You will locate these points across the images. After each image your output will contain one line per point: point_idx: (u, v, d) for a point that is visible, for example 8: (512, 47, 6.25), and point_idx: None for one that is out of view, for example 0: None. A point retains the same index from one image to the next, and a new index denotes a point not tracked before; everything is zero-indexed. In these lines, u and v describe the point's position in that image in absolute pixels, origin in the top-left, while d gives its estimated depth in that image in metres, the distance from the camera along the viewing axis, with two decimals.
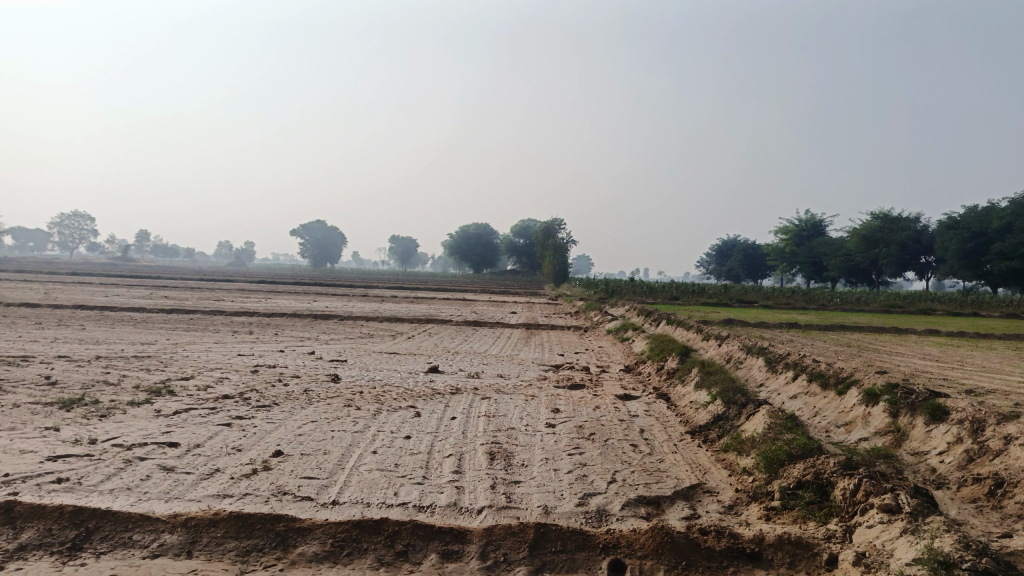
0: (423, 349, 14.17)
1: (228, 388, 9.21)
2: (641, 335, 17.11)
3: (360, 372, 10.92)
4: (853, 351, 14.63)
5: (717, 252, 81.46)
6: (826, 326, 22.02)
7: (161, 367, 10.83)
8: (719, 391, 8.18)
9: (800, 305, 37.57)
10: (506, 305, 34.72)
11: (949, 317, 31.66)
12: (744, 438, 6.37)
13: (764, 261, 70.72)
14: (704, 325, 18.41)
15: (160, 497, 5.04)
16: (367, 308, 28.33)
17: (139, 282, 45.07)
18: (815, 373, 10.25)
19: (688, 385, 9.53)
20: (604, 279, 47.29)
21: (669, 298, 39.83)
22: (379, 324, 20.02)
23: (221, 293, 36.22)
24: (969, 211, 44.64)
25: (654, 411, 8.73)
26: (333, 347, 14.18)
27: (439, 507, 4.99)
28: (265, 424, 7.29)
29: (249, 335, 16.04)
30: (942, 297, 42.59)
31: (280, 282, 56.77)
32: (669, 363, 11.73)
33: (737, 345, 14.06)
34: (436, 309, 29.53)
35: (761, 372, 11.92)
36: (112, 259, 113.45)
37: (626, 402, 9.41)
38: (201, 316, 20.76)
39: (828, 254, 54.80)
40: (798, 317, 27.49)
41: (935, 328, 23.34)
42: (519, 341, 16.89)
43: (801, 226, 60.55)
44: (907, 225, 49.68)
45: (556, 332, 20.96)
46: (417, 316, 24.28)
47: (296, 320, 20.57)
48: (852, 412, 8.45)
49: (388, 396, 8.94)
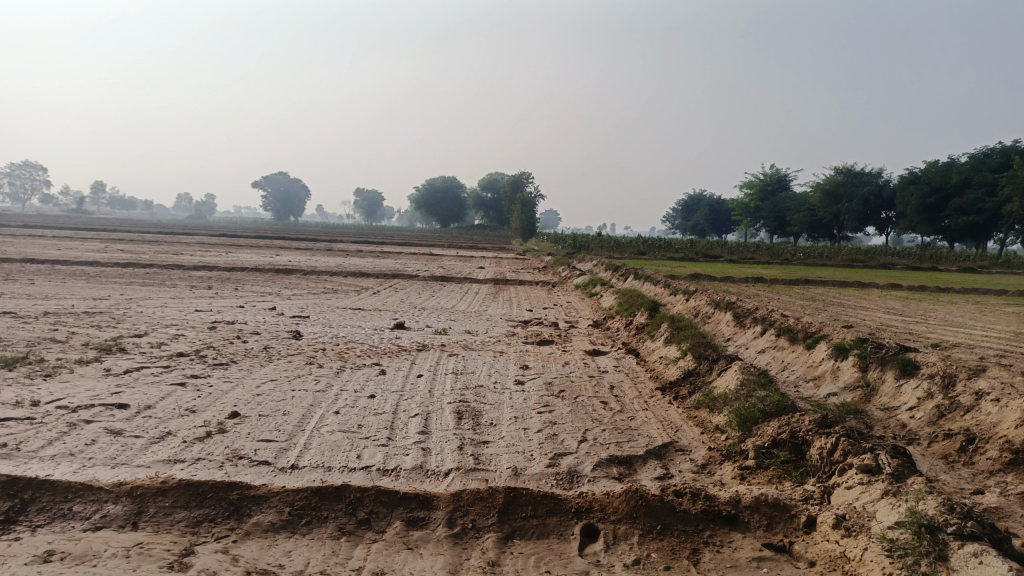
0: (388, 305, 13.86)
1: (183, 345, 8.85)
2: (609, 290, 16.98)
3: (322, 329, 10.59)
4: (818, 305, 14.66)
5: (683, 207, 81.68)
6: (790, 281, 22.12)
7: (113, 324, 10.39)
8: (690, 346, 8.05)
9: (765, 260, 37.82)
10: (473, 260, 34.38)
11: (909, 271, 32.10)
12: (717, 394, 6.24)
13: (729, 216, 71.12)
14: (671, 279, 18.33)
15: (105, 464, 4.75)
16: (331, 262, 27.80)
17: (95, 236, 43.71)
18: (784, 327, 10.20)
19: (658, 341, 9.41)
20: (571, 234, 47.11)
21: (635, 252, 39.81)
22: (342, 279, 19.58)
23: (179, 246, 35.29)
24: (930, 166, 45.07)
25: (624, 367, 8.59)
26: (296, 302, 13.80)
27: (404, 470, 4.78)
28: (221, 383, 6.97)
29: (208, 290, 15.54)
30: (902, 251, 43.23)
31: (242, 236, 55.61)
32: (637, 318, 11.60)
33: (705, 299, 14.01)
34: (402, 263, 29.09)
35: (729, 327, 11.86)
36: (67, 212, 110.12)
37: (596, 358, 9.27)
38: (158, 270, 20.11)
39: (793, 208, 55.22)
40: (763, 271, 27.63)
41: (896, 282, 23.61)
42: (486, 297, 16.66)
43: (767, 180, 60.80)
44: (869, 180, 50.08)
45: (523, 286, 20.74)
46: (381, 271, 23.86)
47: (258, 275, 20.04)
48: (822, 366, 8.39)
49: (351, 353, 8.65)
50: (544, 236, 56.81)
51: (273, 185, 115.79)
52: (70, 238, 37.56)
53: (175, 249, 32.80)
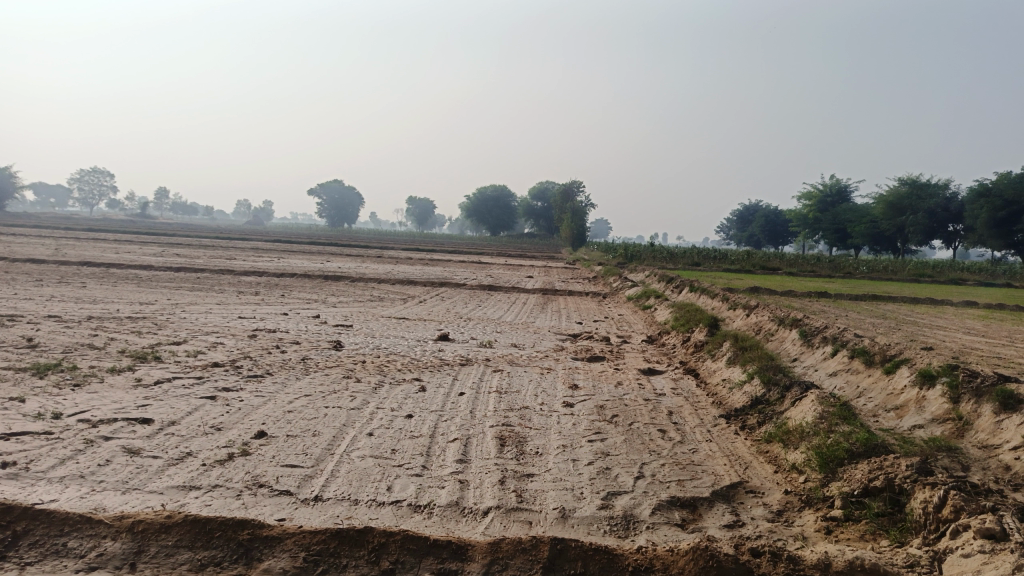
0: (433, 315, 13.45)
1: (220, 354, 8.53)
2: (663, 303, 16.29)
3: (364, 339, 10.20)
4: (890, 324, 13.70)
5: (738, 217, 79.79)
6: (855, 296, 21.01)
7: (153, 330, 10.19)
8: (757, 369, 7.37)
9: (825, 273, 36.37)
10: (522, 269, 33.89)
11: (981, 288, 30.42)
12: (792, 426, 5.58)
13: (786, 228, 69.13)
14: (729, 293, 17.52)
15: (115, 488, 4.35)
16: (379, 269, 27.67)
17: (152, 239, 44.75)
18: (858, 349, 9.39)
19: (720, 361, 8.73)
20: (623, 244, 46.30)
21: (689, 264, 38.76)
22: (390, 287, 19.31)
23: (233, 251, 35.82)
24: (1002, 178, 42.85)
25: (683, 390, 7.94)
26: (340, 310, 13.49)
27: (438, 507, 4.26)
28: (252, 398, 6.59)
29: (254, 296, 15.40)
30: (972, 266, 41.14)
31: (295, 241, 56.38)
32: (695, 335, 10.92)
33: (767, 315, 13.20)
34: (450, 271, 28.79)
35: (795, 347, 11.06)
36: (130, 215, 113.92)
37: (651, 378, 8.63)
38: (208, 275, 20.16)
39: (854, 220, 53.22)
40: (824, 285, 26.45)
41: (970, 299, 22.22)
42: (535, 308, 16.14)
43: (826, 191, 58.86)
44: (936, 192, 47.92)
45: (574, 298, 20.14)
46: (429, 279, 23.57)
47: (306, 281, 19.91)
48: (904, 395, 7.61)
49: (391, 367, 8.20)
50: (595, 246, 56.07)
51: (328, 193, 117.68)
52: (129, 242, 38.44)
53: (229, 254, 33.21)
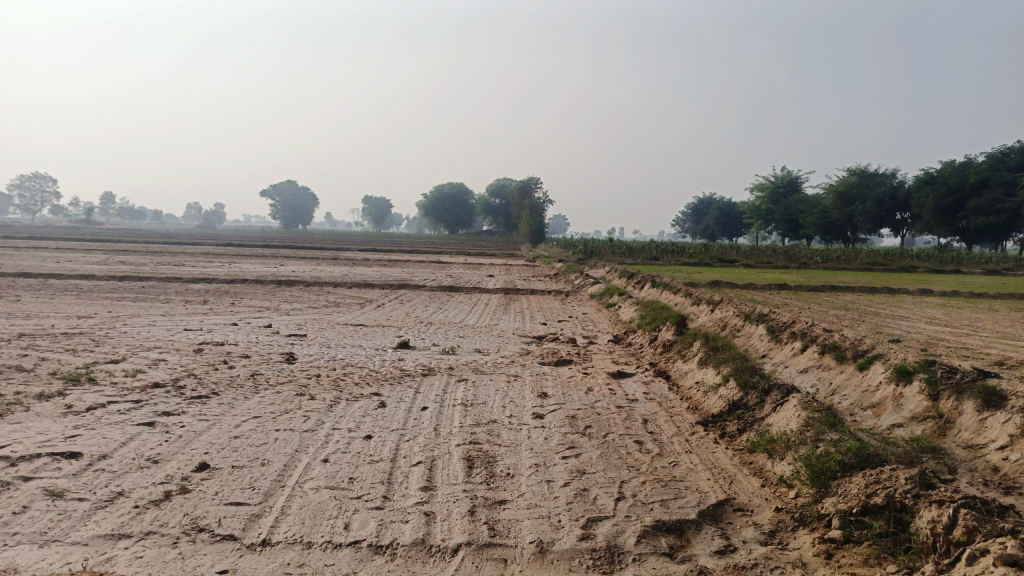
0: (392, 320, 12.93)
1: (161, 373, 7.90)
2: (627, 300, 16.04)
3: (319, 350, 9.65)
4: (853, 316, 13.64)
5: (693, 211, 80.55)
6: (813, 287, 21.08)
7: (90, 347, 9.48)
8: (732, 371, 7.08)
9: (782, 264, 36.69)
10: (481, 268, 33.43)
11: (931, 274, 31.02)
12: (776, 434, 5.28)
13: (740, 219, 70.01)
14: (692, 287, 17.36)
15: (30, 541, 3.81)
16: (335, 272, 26.94)
17: (96, 246, 43.13)
18: (828, 344, 9.19)
19: (691, 362, 8.43)
20: (582, 240, 46.18)
21: (648, 258, 38.78)
22: (346, 291, 18.68)
23: (182, 257, 34.63)
24: (946, 166, 43.83)
25: (656, 394, 7.62)
26: (294, 318, 12.88)
27: (402, 547, 3.83)
28: (195, 423, 6.05)
29: (202, 306, 14.66)
30: (920, 253, 41.98)
31: (247, 244, 55.05)
32: (663, 335, 10.63)
33: (733, 311, 13.01)
34: (409, 272, 28.22)
35: (764, 343, 10.86)
36: (74, 221, 110.28)
37: (622, 382, 8.29)
38: (154, 284, 19.25)
39: (805, 211, 54.05)
40: (782, 276, 26.61)
41: (924, 287, 22.48)
42: (498, 309, 15.73)
43: (778, 182, 59.67)
44: (883, 181, 48.83)
45: (536, 297, 19.77)
46: (388, 281, 23.00)
47: (258, 287, 19.16)
48: (880, 392, 7.40)
49: (348, 381, 7.71)
50: (554, 242, 55.91)
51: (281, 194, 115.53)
52: (71, 251, 36.86)
53: (177, 260, 32.04)
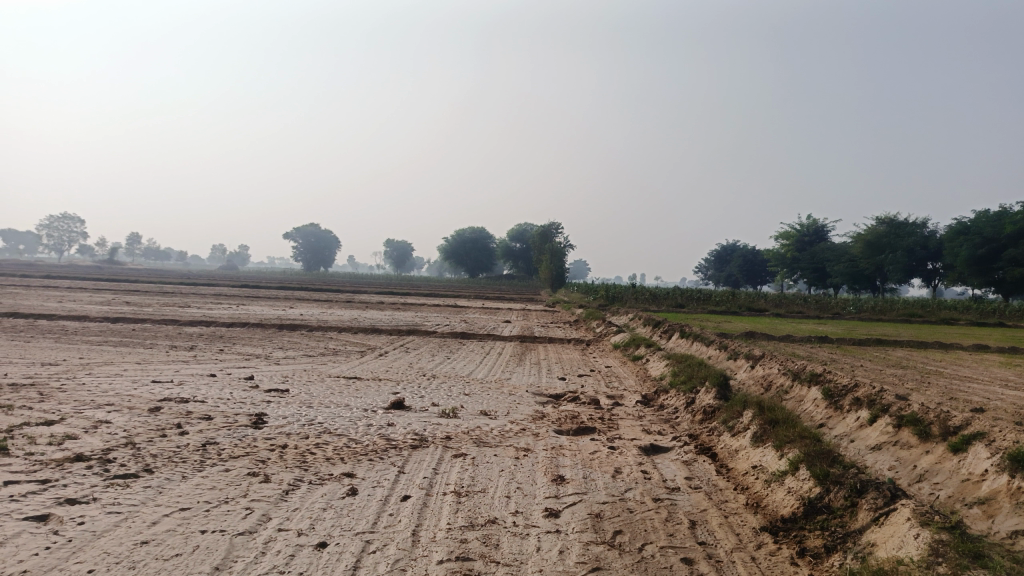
0: (392, 373, 11.50)
1: (94, 441, 6.48)
2: (655, 353, 14.48)
3: (296, 410, 8.22)
4: (914, 376, 11.98)
5: (716, 258, 78.75)
6: (856, 341, 19.31)
7: (30, 402, 8.11)
8: (802, 455, 5.53)
9: (815, 314, 34.81)
10: (499, 314, 31.98)
11: (975, 328, 28.98)
12: (887, 566, 3.73)
13: (765, 267, 68.15)
14: (726, 339, 15.78)
15: None
16: (345, 316, 25.65)
17: (106, 286, 42.34)
18: (908, 416, 7.60)
19: (742, 438, 6.88)
20: (602, 286, 44.69)
21: (673, 305, 37.18)
22: (351, 337, 17.31)
23: (191, 298, 33.47)
24: (981, 215, 42.00)
25: (700, 479, 6.07)
26: (282, 370, 11.48)
27: None
28: (101, 519, 4.59)
29: (188, 353, 13.34)
30: (957, 305, 39.83)
31: (260, 286, 54.26)
32: (702, 398, 9.10)
33: (778, 369, 11.42)
34: (422, 317, 26.95)
35: (820, 410, 9.26)
36: (98, 262, 111.11)
37: (658, 460, 6.74)
38: (145, 326, 17.99)
39: (832, 260, 52.09)
40: (818, 328, 24.87)
41: (979, 343, 20.61)
42: (511, 360, 14.24)
43: (802, 230, 58.02)
44: (914, 230, 46.98)
45: (554, 347, 18.25)
46: (397, 326, 21.65)
47: (256, 332, 17.84)
48: (989, 485, 5.78)
49: (319, 456, 6.24)
50: (574, 287, 54.51)
51: (302, 234, 115.37)
52: (80, 290, 35.94)
53: (185, 301, 31.02)
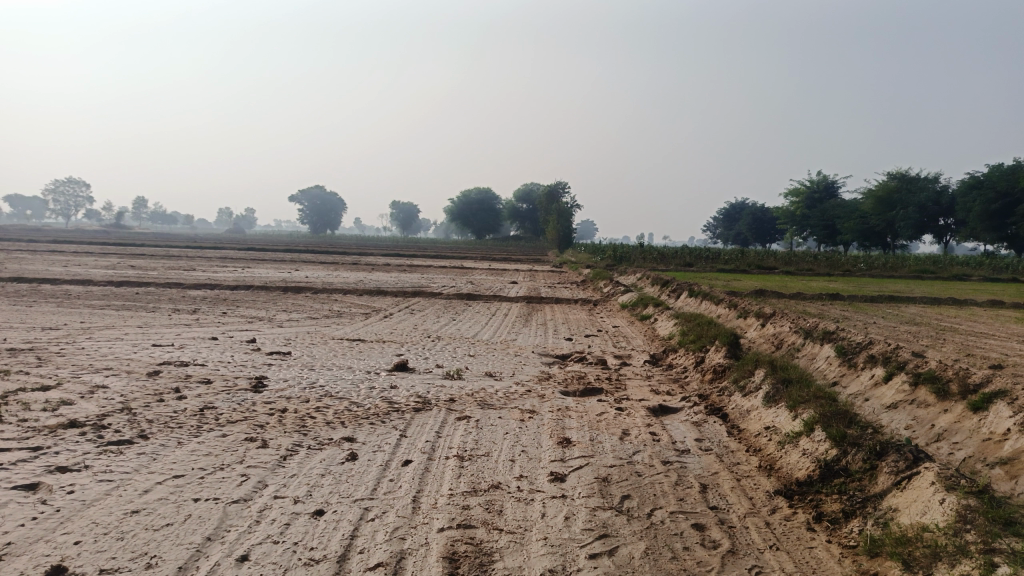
0: (396, 334, 11.33)
1: (89, 407, 6.33)
2: (663, 312, 14.26)
3: (297, 373, 8.06)
4: (928, 333, 11.74)
5: (725, 216, 78.01)
6: (867, 298, 19.03)
7: (27, 368, 7.98)
8: (818, 416, 5.32)
9: (824, 272, 34.45)
10: (505, 274, 31.76)
11: (986, 284, 28.65)
12: (911, 532, 3.53)
13: (774, 224, 67.49)
14: (735, 297, 15.54)
15: None
16: (351, 278, 25.47)
17: (112, 250, 42.22)
18: (925, 374, 7.38)
19: (754, 398, 6.68)
20: (610, 246, 44.33)
21: (681, 264, 36.87)
22: (355, 299, 17.15)
23: (196, 261, 33.33)
24: (995, 169, 41.24)
25: (712, 440, 5.90)
26: (284, 333, 11.32)
27: None
28: (91, 488, 4.43)
29: (190, 316, 13.20)
30: (969, 261, 39.36)
31: (266, 249, 54.07)
32: (711, 357, 8.90)
33: (790, 327, 11.19)
34: (428, 278, 26.74)
35: (833, 368, 9.05)
36: (105, 227, 111.11)
37: (667, 422, 6.56)
38: (148, 290, 17.85)
39: (842, 216, 51.45)
40: (828, 285, 24.57)
41: (992, 299, 20.30)
42: (517, 321, 14.07)
43: (812, 187, 57.26)
44: (926, 185, 46.23)
45: (561, 307, 18.06)
46: (402, 288, 21.47)
47: (260, 295, 17.68)
48: (1011, 444, 5.58)
49: (319, 420, 6.08)
50: (582, 247, 54.17)
51: (307, 197, 114.78)
52: (85, 255, 35.82)
53: (191, 265, 30.94)
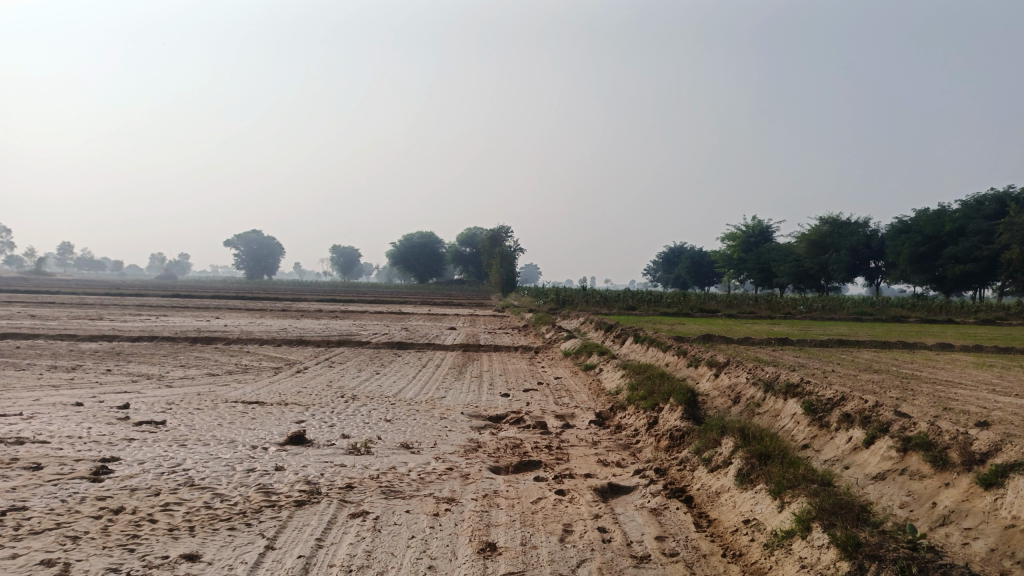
0: (303, 394, 9.76)
1: None
2: (608, 363, 13.07)
3: (162, 453, 6.45)
4: (893, 382, 10.78)
5: (665, 260, 78.29)
6: (817, 343, 18.25)
7: None
8: (814, 514, 4.09)
9: (765, 315, 34.08)
10: (443, 320, 30.26)
11: (923, 327, 28.53)
12: None
13: (713, 268, 67.89)
14: (683, 344, 14.46)
15: None
16: (274, 326, 23.61)
17: (19, 298, 39.01)
18: (915, 439, 6.26)
19: (724, 477, 5.44)
20: (552, 288, 43.31)
21: (624, 308, 36.09)
22: (271, 351, 15.44)
23: (106, 309, 30.78)
24: (921, 213, 42.04)
25: (677, 537, 4.59)
26: (170, 394, 9.61)
27: None
28: None
29: (65, 375, 11.34)
30: (903, 303, 39.63)
31: (193, 296, 51.09)
32: (666, 418, 7.67)
33: (748, 379, 10.06)
34: (360, 326, 25.07)
35: (803, 428, 7.92)
36: (25, 272, 105.63)
37: (620, 509, 5.22)
38: (33, 344, 15.70)
39: (778, 260, 51.81)
40: (774, 329, 23.87)
41: (940, 342, 19.78)
42: (449, 374, 12.64)
43: (748, 231, 57.84)
44: (856, 229, 46.83)
45: (499, 356, 16.71)
46: (328, 337, 19.76)
47: (163, 347, 15.76)
48: None
49: (161, 528, 4.53)
50: (524, 291, 53.18)
51: (244, 242, 111.67)
52: None
53: (99, 313, 28.40)
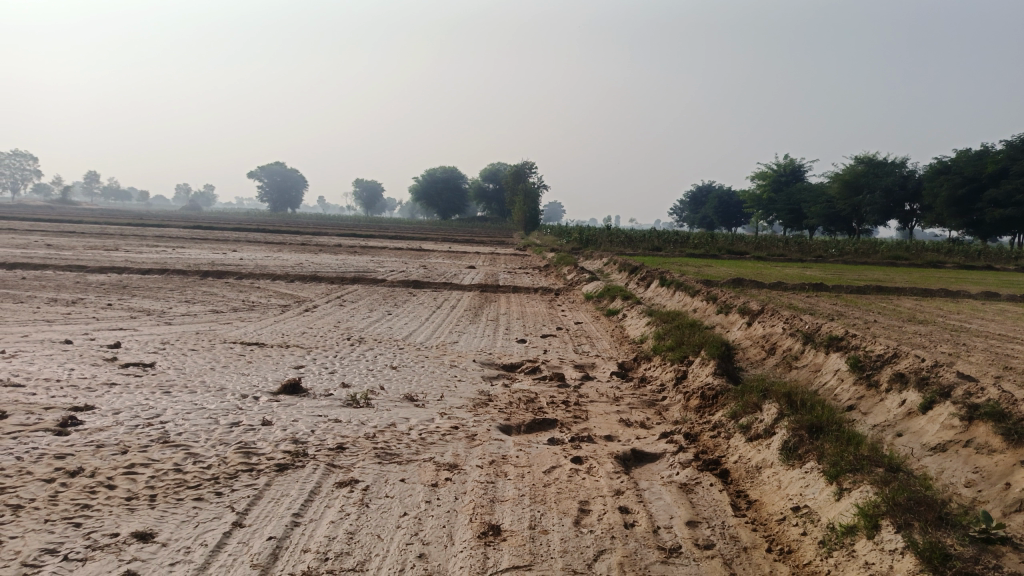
0: (307, 336, 9.17)
1: None
2: (632, 308, 12.31)
3: (142, 402, 5.87)
4: (942, 336, 9.91)
5: (691, 199, 76.41)
6: (853, 289, 17.23)
7: None
8: (881, 508, 3.39)
9: (795, 257, 32.86)
10: (463, 258, 29.60)
11: (961, 273, 27.23)
12: None
13: (741, 208, 66.04)
14: (713, 288, 13.60)
15: None
16: (291, 261, 23.06)
17: (42, 227, 38.75)
18: (983, 408, 5.48)
19: (766, 449, 4.74)
20: (575, 227, 42.28)
21: (649, 249, 35.04)
22: (282, 287, 14.86)
23: (126, 240, 30.41)
24: (962, 154, 39.99)
25: (714, 523, 3.92)
26: (167, 333, 9.06)
27: None
28: None
29: (63, 308, 10.87)
30: (938, 248, 38.07)
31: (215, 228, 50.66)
32: (697, 373, 6.96)
33: (785, 329, 9.25)
34: (378, 262, 24.44)
35: (848, 387, 7.17)
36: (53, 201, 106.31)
37: (645, 483, 4.55)
38: (40, 276, 15.25)
39: (808, 200, 50.04)
40: (806, 274, 22.78)
41: (983, 290, 18.63)
42: (464, 316, 11.98)
43: (779, 170, 55.89)
44: (892, 170, 44.78)
45: (518, 297, 16.01)
46: (343, 273, 19.14)
47: (172, 281, 15.26)
48: None
49: (117, 498, 3.93)
50: (548, 229, 52.18)
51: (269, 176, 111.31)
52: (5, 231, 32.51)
53: (117, 243, 28.01)
